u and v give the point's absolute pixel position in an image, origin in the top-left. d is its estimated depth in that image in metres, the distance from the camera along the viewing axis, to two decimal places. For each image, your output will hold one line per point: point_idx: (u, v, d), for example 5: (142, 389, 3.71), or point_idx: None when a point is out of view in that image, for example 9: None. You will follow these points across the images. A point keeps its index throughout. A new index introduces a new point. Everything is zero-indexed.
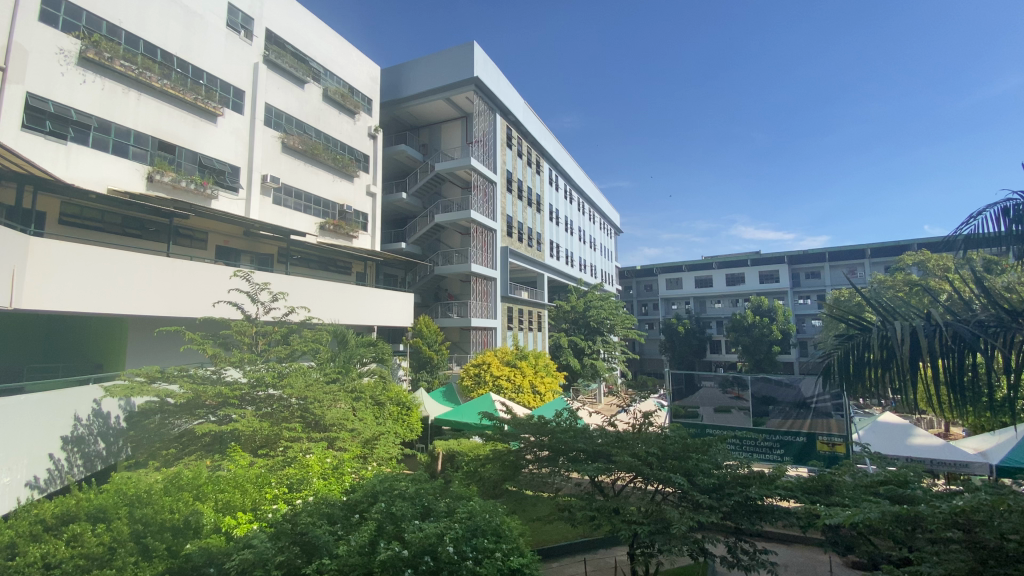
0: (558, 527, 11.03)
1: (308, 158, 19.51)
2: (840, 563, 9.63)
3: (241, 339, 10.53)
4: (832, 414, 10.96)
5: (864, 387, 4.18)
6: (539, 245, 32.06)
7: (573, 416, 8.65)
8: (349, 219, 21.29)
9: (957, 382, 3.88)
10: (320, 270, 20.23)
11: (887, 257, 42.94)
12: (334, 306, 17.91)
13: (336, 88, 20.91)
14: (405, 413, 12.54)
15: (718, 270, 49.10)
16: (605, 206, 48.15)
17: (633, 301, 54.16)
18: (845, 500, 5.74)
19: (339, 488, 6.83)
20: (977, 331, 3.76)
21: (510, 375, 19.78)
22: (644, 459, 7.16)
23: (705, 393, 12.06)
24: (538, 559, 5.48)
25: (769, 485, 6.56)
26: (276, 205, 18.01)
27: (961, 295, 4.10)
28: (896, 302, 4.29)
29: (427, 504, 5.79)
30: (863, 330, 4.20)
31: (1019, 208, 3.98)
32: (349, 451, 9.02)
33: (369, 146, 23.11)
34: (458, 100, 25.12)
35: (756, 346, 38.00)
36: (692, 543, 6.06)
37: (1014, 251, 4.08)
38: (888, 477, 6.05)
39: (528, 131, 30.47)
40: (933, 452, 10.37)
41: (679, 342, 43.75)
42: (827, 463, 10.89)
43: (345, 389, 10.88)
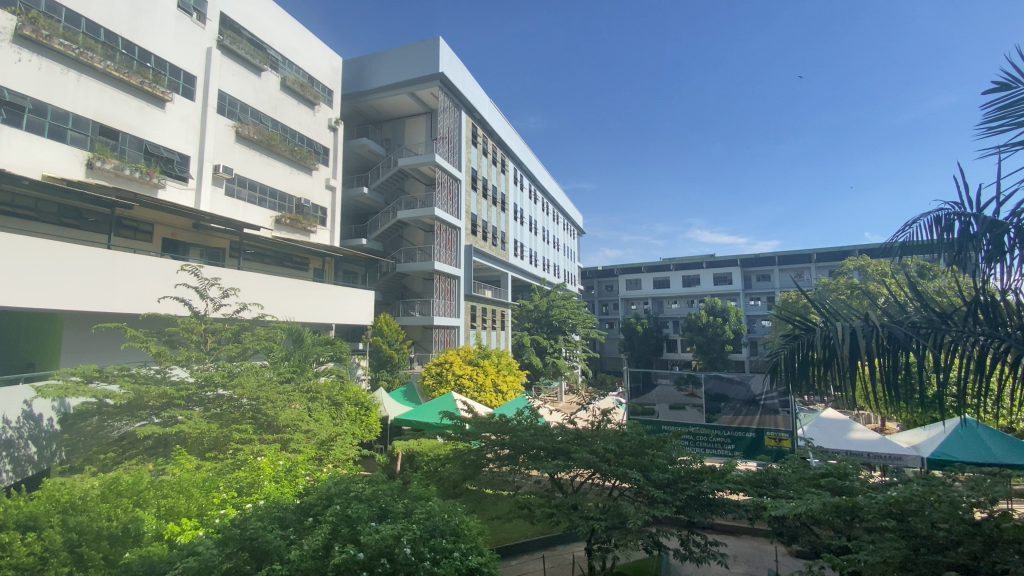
0: (517, 525, 11.05)
1: (264, 148, 18.79)
2: (785, 553, 10.11)
3: (188, 337, 10.03)
4: (779, 410, 11.49)
5: (808, 384, 4.39)
6: (503, 244, 32.04)
7: (534, 414, 8.69)
8: (307, 213, 20.65)
9: (891, 380, 4.14)
10: (275, 265, 19.52)
11: (831, 262, 45.30)
12: (289, 302, 17.33)
13: (295, 78, 20.25)
14: (363, 413, 12.03)
15: (675, 271, 50.57)
16: (569, 207, 48.77)
17: (595, 300, 55.05)
18: (789, 492, 6.02)
19: (292, 491, 6.62)
20: (910, 332, 4.01)
21: (472, 374, 19.67)
22: (602, 456, 7.29)
23: (661, 391, 12.38)
24: (497, 558, 5.47)
25: (720, 479, 6.82)
26: (229, 196, 17.24)
27: (897, 298, 4.37)
28: (838, 303, 4.51)
29: (385, 505, 5.70)
30: (808, 330, 4.40)
31: (949, 217, 4.26)
32: (303, 452, 8.74)
33: (329, 139, 22.48)
34: (423, 95, 24.82)
35: (710, 345, 39.37)
36: (647, 537, 6.19)
37: (944, 258, 4.36)
38: (829, 469, 6.34)
39: (493, 129, 30.44)
40: (870, 446, 11.02)
41: (637, 341, 44.79)
42: (774, 457, 11.37)
43: (300, 389, 10.56)
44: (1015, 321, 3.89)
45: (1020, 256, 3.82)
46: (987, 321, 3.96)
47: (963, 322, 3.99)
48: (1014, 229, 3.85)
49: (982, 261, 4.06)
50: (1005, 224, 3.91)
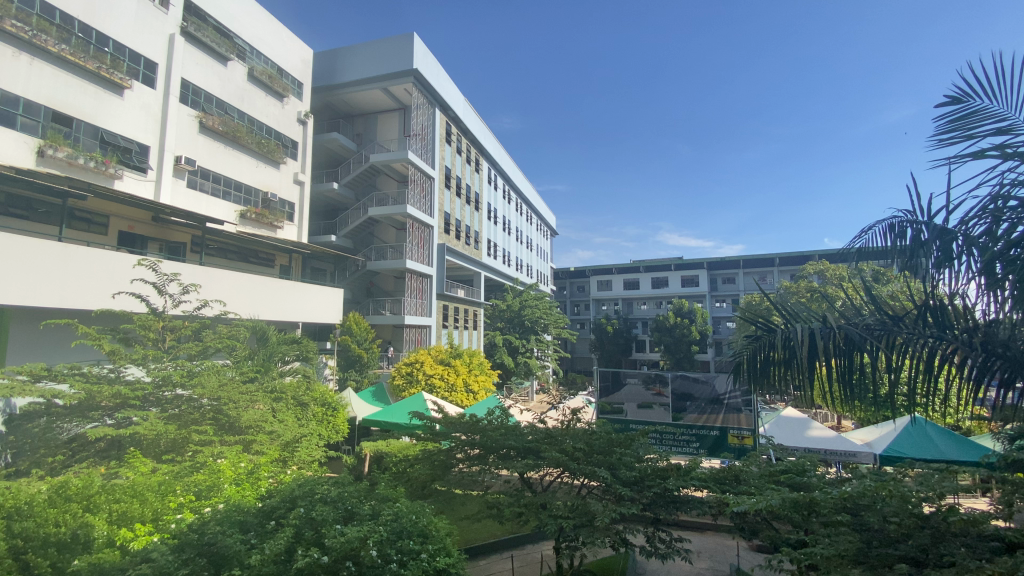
0: (486, 525, 11.04)
1: (229, 140, 18.19)
2: (746, 548, 10.40)
3: (145, 335, 9.61)
4: (742, 409, 11.84)
5: (769, 383, 4.54)
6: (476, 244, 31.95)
7: (505, 413, 8.68)
8: (274, 208, 20.08)
9: (847, 380, 4.30)
10: (239, 261, 18.92)
11: (793, 267, 46.84)
12: (254, 300, 16.82)
13: (263, 68, 19.68)
14: (331, 414, 11.77)
15: (645, 273, 51.47)
16: (543, 208, 49.04)
17: (567, 301, 55.47)
18: (750, 489, 6.20)
19: (254, 494, 6.41)
20: (864, 334, 4.19)
21: (443, 374, 19.52)
22: (571, 455, 7.35)
23: (629, 390, 12.60)
24: (465, 558, 5.44)
25: (685, 476, 6.99)
26: (191, 188, 16.61)
27: (853, 301, 4.55)
28: (798, 305, 4.68)
29: (351, 507, 5.60)
30: (770, 331, 4.55)
31: (902, 224, 4.47)
32: (266, 454, 8.46)
33: (298, 132, 21.93)
34: (396, 91, 24.51)
35: (677, 346, 40.19)
36: (614, 534, 6.27)
37: (897, 263, 4.57)
38: (789, 466, 6.53)
39: (468, 128, 30.30)
40: (827, 443, 11.45)
41: (607, 341, 45.35)
42: (737, 454, 11.70)
43: (264, 389, 10.30)
44: (961, 325, 4.08)
45: (967, 262, 4.03)
46: (936, 324, 4.14)
47: (913, 324, 4.18)
48: (961, 237, 4.05)
49: (931, 267, 4.25)
50: (953, 233, 4.11)
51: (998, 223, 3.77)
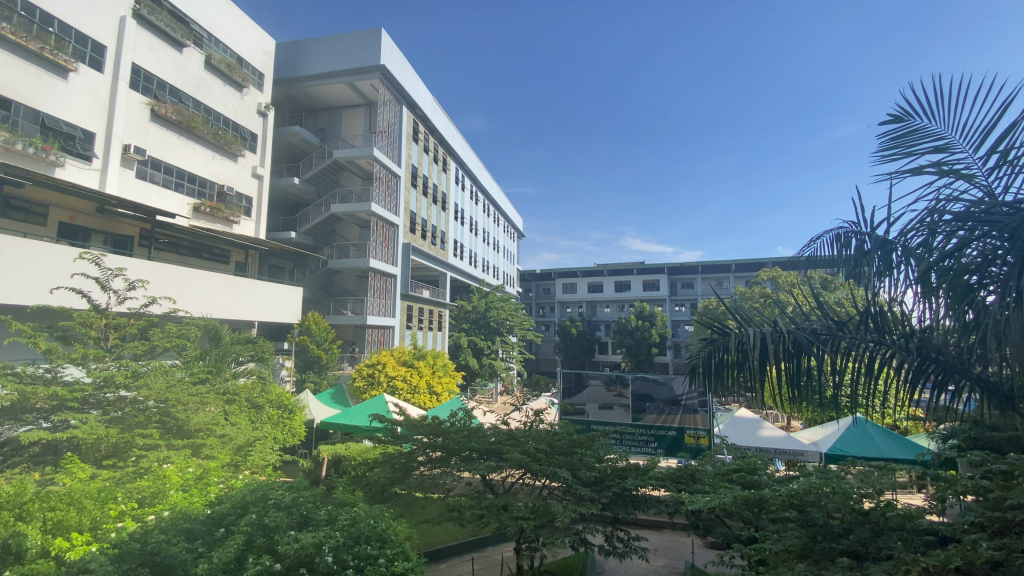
0: (446, 528, 10.94)
1: (182, 130, 17.39)
2: (700, 544, 10.72)
3: (86, 333, 9.04)
4: (698, 410, 12.19)
5: (723, 383, 4.70)
6: (442, 244, 31.70)
7: (467, 415, 8.63)
8: (230, 202, 19.30)
9: (795, 382, 4.49)
10: (191, 257, 18.08)
11: (748, 273, 48.77)
12: (206, 298, 16.12)
13: (222, 57, 18.93)
14: (287, 417, 11.43)
15: (608, 277, 52.38)
16: (511, 210, 49.21)
17: (532, 303, 55.75)
18: (704, 487, 6.39)
19: (203, 500, 6.11)
20: (811, 338, 4.39)
21: (406, 375, 19.26)
22: (533, 457, 7.37)
23: (591, 391, 12.83)
24: (425, 562, 5.36)
25: (643, 475, 7.15)
26: (140, 179, 15.75)
27: (802, 307, 4.76)
28: (750, 309, 4.88)
29: (306, 512, 5.44)
30: (724, 334, 4.71)
31: (847, 235, 4.72)
32: (217, 459, 8.07)
33: (258, 124, 21.19)
34: (362, 86, 24.05)
35: (638, 348, 41.08)
36: (574, 535, 6.34)
37: (843, 272, 4.81)
38: (741, 465, 6.76)
39: (436, 127, 30.04)
40: (776, 442, 11.94)
41: (571, 343, 45.87)
42: (693, 454, 12.03)
43: (215, 390, 9.88)
44: (899, 330, 4.32)
45: (905, 272, 4.28)
46: (877, 329, 4.36)
47: (855, 329, 4.40)
48: (900, 248, 4.31)
49: (874, 276, 4.50)
50: (893, 243, 4.37)
51: (935, 235, 4.02)
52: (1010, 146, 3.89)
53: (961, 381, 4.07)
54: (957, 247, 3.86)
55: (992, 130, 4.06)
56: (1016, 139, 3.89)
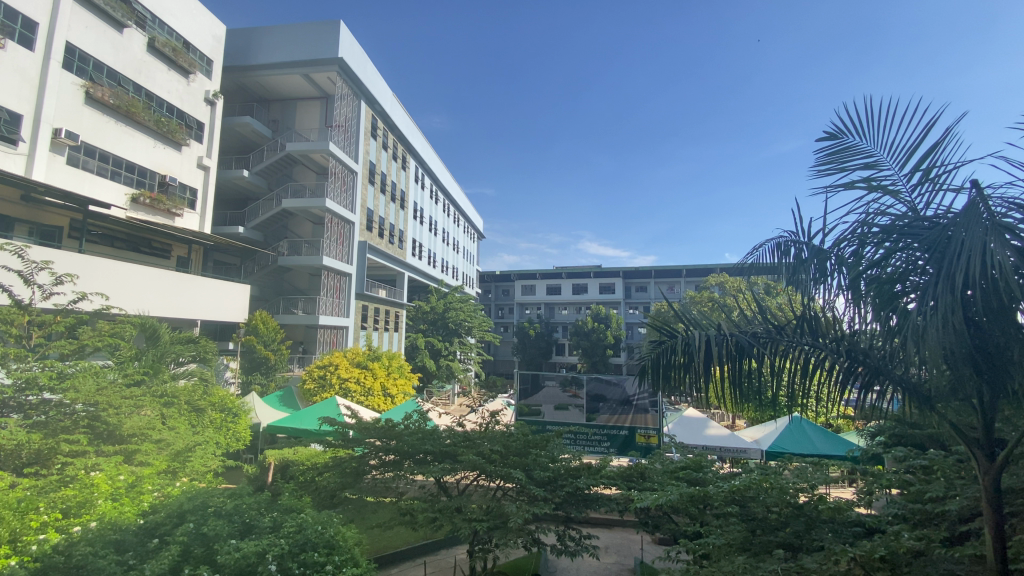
0: (398, 533, 10.75)
1: (120, 115, 16.32)
2: (649, 541, 11.03)
3: (5, 331, 8.32)
4: (649, 410, 12.52)
5: (670, 383, 4.89)
6: (400, 243, 31.15)
7: (422, 417, 8.51)
8: (172, 193, 18.26)
9: (738, 382, 4.70)
10: (127, 250, 16.98)
11: (698, 278, 50.57)
12: (143, 294, 15.18)
13: (167, 40, 17.91)
14: (231, 420, 10.93)
15: (566, 279, 53.11)
16: (471, 211, 49.07)
17: (491, 304, 55.77)
18: (653, 485, 6.59)
19: (135, 510, 5.73)
20: (751, 340, 4.62)
21: (359, 376, 18.83)
22: (488, 457, 7.36)
23: (547, 391, 12.95)
24: (374, 567, 5.25)
25: (596, 474, 7.29)
26: (72, 166, 14.66)
27: (745, 311, 5.00)
28: (696, 313, 5.09)
29: (249, 520, 5.22)
30: (671, 337, 4.90)
31: (786, 244, 4.98)
32: (152, 466, 7.59)
33: (205, 113, 20.17)
34: (318, 78, 23.37)
35: (593, 349, 41.83)
36: (527, 535, 6.39)
37: (783, 279, 5.06)
38: (688, 463, 6.99)
39: (395, 124, 29.56)
40: (721, 441, 12.44)
41: (529, 344, 46.15)
42: (643, 453, 12.33)
43: (152, 392, 9.34)
44: (831, 333, 4.59)
45: (838, 279, 4.56)
46: (812, 333, 4.62)
47: (792, 333, 4.66)
48: (834, 258, 4.58)
49: (810, 283, 4.78)
50: (827, 253, 4.63)
51: (864, 245, 4.28)
52: (933, 164, 4.15)
53: (885, 382, 4.31)
54: (883, 256, 4.10)
55: (917, 148, 4.33)
56: (938, 157, 4.15)
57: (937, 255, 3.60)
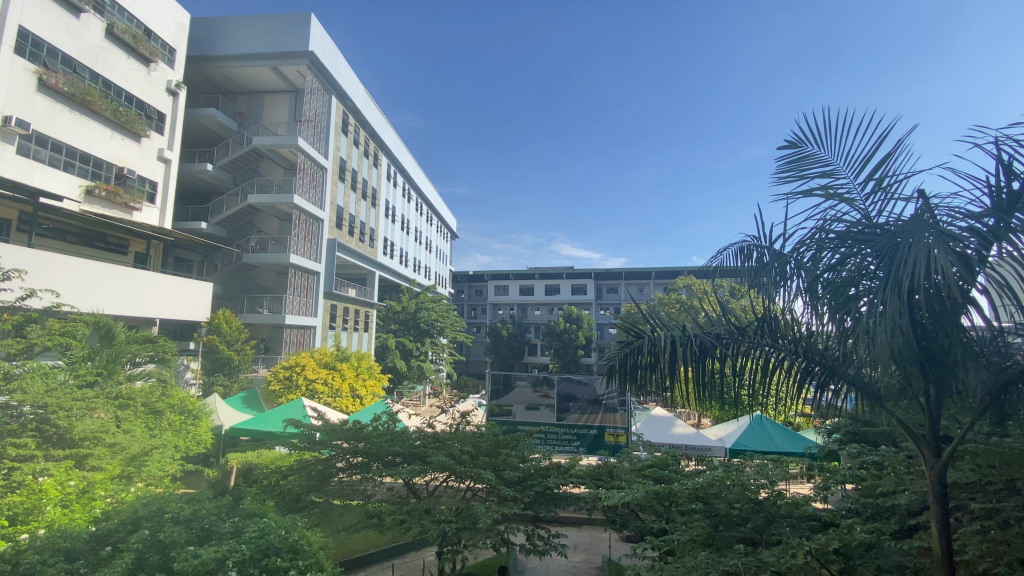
0: (365, 536, 10.59)
1: (75, 103, 15.53)
2: (616, 539, 11.20)
3: None
4: (617, 409, 12.70)
5: (637, 383, 4.98)
6: (371, 241, 30.69)
7: (391, 418, 8.41)
8: (129, 186, 17.51)
9: (703, 381, 4.82)
10: (81, 245, 16.19)
11: (667, 280, 51.57)
12: (98, 291, 14.50)
13: (126, 27, 17.16)
14: (190, 423, 10.57)
15: (539, 280, 53.37)
16: (444, 210, 48.80)
17: (464, 304, 55.60)
18: (621, 484, 6.71)
19: (86, 517, 5.47)
20: (714, 341, 4.75)
21: (326, 378, 18.47)
22: (458, 459, 7.34)
23: (518, 392, 13.00)
24: (340, 571, 5.16)
25: (565, 473, 7.36)
26: (22, 156, 13.89)
27: (709, 313, 5.15)
28: (663, 315, 5.21)
29: (208, 526, 5.06)
30: (638, 337, 5.00)
31: (748, 248, 5.14)
32: (105, 471, 7.25)
33: (166, 104, 19.41)
34: (288, 71, 22.83)
35: (565, 350, 42.19)
36: (496, 536, 6.40)
37: (746, 283, 5.21)
38: (654, 461, 7.12)
39: (367, 120, 29.12)
40: (687, 439, 12.74)
41: (501, 345, 46.16)
42: (612, 451, 12.50)
43: (105, 395, 8.93)
44: (789, 335, 4.76)
45: (797, 282, 4.73)
46: (772, 334, 4.77)
47: (753, 334, 4.81)
48: (793, 262, 4.75)
49: (771, 286, 4.95)
50: (788, 257, 4.80)
51: (822, 250, 4.45)
52: (885, 174, 4.32)
53: (839, 381, 4.49)
54: (838, 261, 4.27)
55: (870, 158, 4.50)
56: (891, 168, 4.33)
57: (887, 261, 3.76)
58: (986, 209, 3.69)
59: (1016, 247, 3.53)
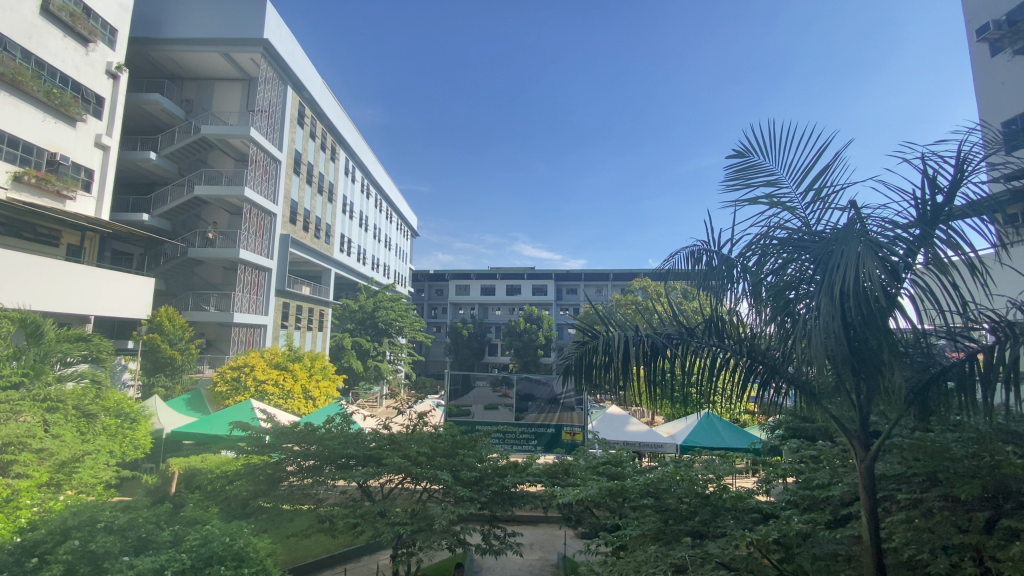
0: (316, 541, 10.29)
1: (3, 83, 14.35)
2: (571, 536, 11.36)
3: None
4: (574, 408, 12.90)
5: (592, 382, 5.08)
6: (327, 237, 29.87)
7: (345, 420, 8.21)
8: (63, 173, 16.32)
9: (655, 380, 4.98)
10: (6, 236, 14.98)
11: (624, 282, 52.83)
12: (26, 286, 13.48)
13: (63, 3, 16.01)
14: (127, 427, 9.96)
15: (500, 280, 53.47)
16: (405, 208, 48.13)
17: (424, 304, 55.07)
18: (577, 481, 6.82)
19: (9, 528, 5.09)
20: (665, 342, 4.92)
21: (278, 378, 17.84)
22: (414, 460, 7.24)
23: (477, 392, 12.97)
24: None
25: (522, 472, 7.41)
26: None
27: (661, 314, 5.31)
28: (619, 316, 5.35)
29: (146, 535, 4.78)
30: (594, 337, 5.12)
31: (698, 252, 5.33)
32: (31, 478, 6.76)
33: (106, 87, 18.21)
34: (240, 58, 21.91)
35: (525, 350, 42.47)
36: (451, 537, 6.37)
37: (697, 285, 5.39)
38: (609, 458, 7.27)
39: (325, 113, 28.34)
40: (641, 437, 13.09)
41: (462, 344, 45.92)
42: (569, 450, 12.68)
43: (31, 397, 8.28)
44: (735, 335, 4.98)
45: (743, 286, 4.95)
46: (720, 335, 4.98)
47: (702, 334, 5.01)
48: (739, 266, 4.99)
49: (719, 289, 5.16)
50: (735, 261, 5.01)
51: (766, 256, 4.67)
52: (824, 184, 4.56)
53: (779, 380, 4.74)
54: (781, 265, 4.49)
55: (811, 169, 4.73)
56: (829, 179, 4.57)
57: (822, 266, 4.00)
58: (912, 220, 3.97)
59: (937, 254, 3.83)
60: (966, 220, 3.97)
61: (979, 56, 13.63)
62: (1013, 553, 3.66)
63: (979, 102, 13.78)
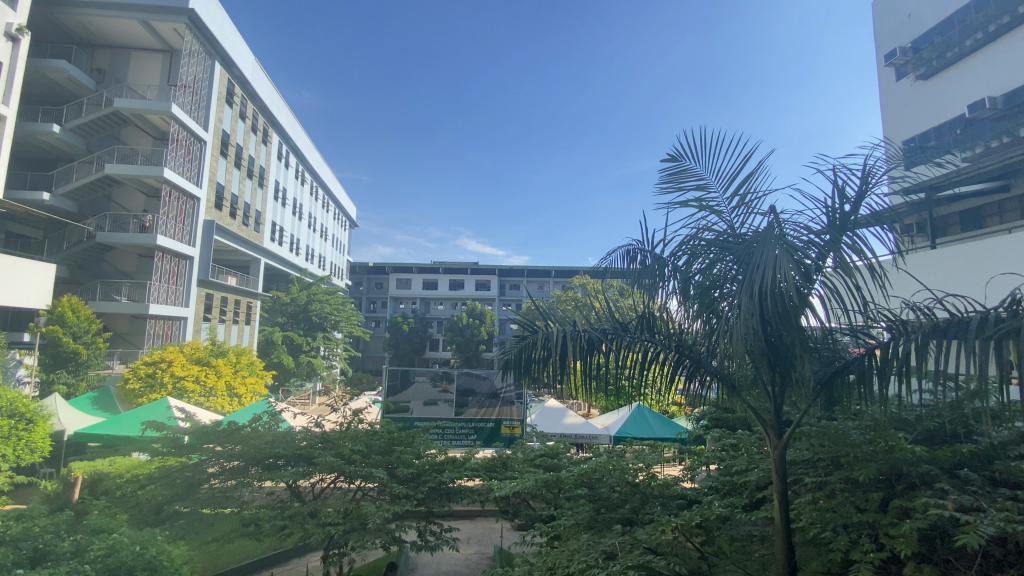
0: (240, 546, 9.78)
1: None
2: (507, 529, 11.51)
3: None
4: (514, 402, 13.07)
5: (531, 376, 5.15)
6: (257, 225, 28.27)
7: (274, 418, 7.80)
8: None
9: (591, 374, 5.10)
10: None
11: (565, 278, 53.83)
12: None
13: None
14: (22, 429, 8.98)
15: (443, 274, 52.94)
16: (343, 198, 46.50)
17: (362, 298, 53.75)
18: (514, 474, 6.87)
19: None
20: (601, 336, 5.06)
21: (199, 374, 16.71)
22: (347, 458, 7.01)
23: (416, 387, 12.80)
24: None
25: (459, 467, 7.39)
26: None
27: (598, 310, 5.46)
28: (558, 312, 5.45)
29: (43, 546, 4.32)
30: (534, 332, 5.19)
31: (633, 250, 5.49)
32: None
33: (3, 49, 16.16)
34: (161, 27, 20.17)
35: (467, 345, 42.39)
36: (386, 535, 6.23)
37: (632, 283, 5.56)
38: (546, 450, 7.40)
39: (257, 93, 26.71)
40: (577, 429, 13.45)
41: (402, 339, 45.12)
42: (507, 443, 12.81)
43: None
44: (666, 331, 5.20)
45: (673, 284, 5.17)
46: (652, 331, 5.17)
47: (635, 330, 5.19)
48: (670, 265, 5.19)
49: (653, 287, 5.37)
50: (666, 260, 5.23)
51: (695, 256, 4.89)
52: (748, 191, 4.83)
53: (704, 373, 5.01)
54: (708, 265, 4.72)
55: (736, 175, 4.97)
56: (751, 185, 4.84)
57: (744, 267, 4.26)
58: (823, 226, 4.31)
59: (843, 258, 4.18)
60: (869, 227, 4.35)
61: (887, 79, 15.02)
62: (906, 530, 4.02)
63: (885, 120, 15.19)
